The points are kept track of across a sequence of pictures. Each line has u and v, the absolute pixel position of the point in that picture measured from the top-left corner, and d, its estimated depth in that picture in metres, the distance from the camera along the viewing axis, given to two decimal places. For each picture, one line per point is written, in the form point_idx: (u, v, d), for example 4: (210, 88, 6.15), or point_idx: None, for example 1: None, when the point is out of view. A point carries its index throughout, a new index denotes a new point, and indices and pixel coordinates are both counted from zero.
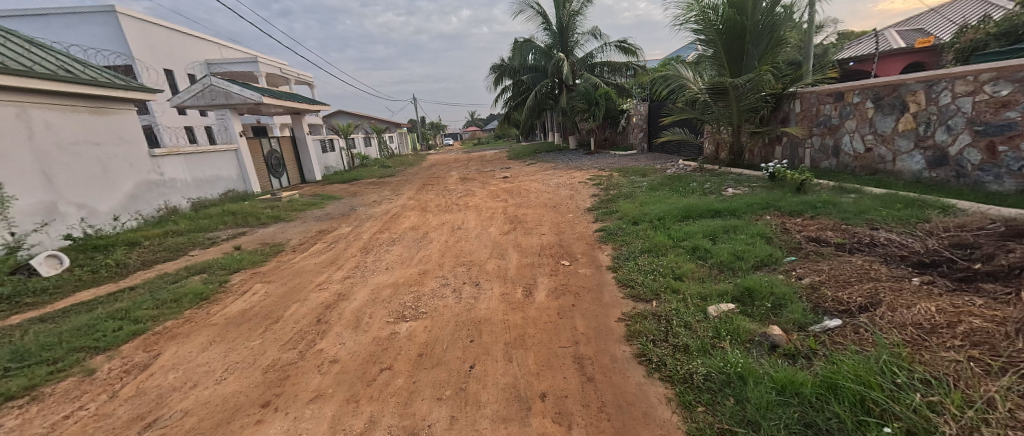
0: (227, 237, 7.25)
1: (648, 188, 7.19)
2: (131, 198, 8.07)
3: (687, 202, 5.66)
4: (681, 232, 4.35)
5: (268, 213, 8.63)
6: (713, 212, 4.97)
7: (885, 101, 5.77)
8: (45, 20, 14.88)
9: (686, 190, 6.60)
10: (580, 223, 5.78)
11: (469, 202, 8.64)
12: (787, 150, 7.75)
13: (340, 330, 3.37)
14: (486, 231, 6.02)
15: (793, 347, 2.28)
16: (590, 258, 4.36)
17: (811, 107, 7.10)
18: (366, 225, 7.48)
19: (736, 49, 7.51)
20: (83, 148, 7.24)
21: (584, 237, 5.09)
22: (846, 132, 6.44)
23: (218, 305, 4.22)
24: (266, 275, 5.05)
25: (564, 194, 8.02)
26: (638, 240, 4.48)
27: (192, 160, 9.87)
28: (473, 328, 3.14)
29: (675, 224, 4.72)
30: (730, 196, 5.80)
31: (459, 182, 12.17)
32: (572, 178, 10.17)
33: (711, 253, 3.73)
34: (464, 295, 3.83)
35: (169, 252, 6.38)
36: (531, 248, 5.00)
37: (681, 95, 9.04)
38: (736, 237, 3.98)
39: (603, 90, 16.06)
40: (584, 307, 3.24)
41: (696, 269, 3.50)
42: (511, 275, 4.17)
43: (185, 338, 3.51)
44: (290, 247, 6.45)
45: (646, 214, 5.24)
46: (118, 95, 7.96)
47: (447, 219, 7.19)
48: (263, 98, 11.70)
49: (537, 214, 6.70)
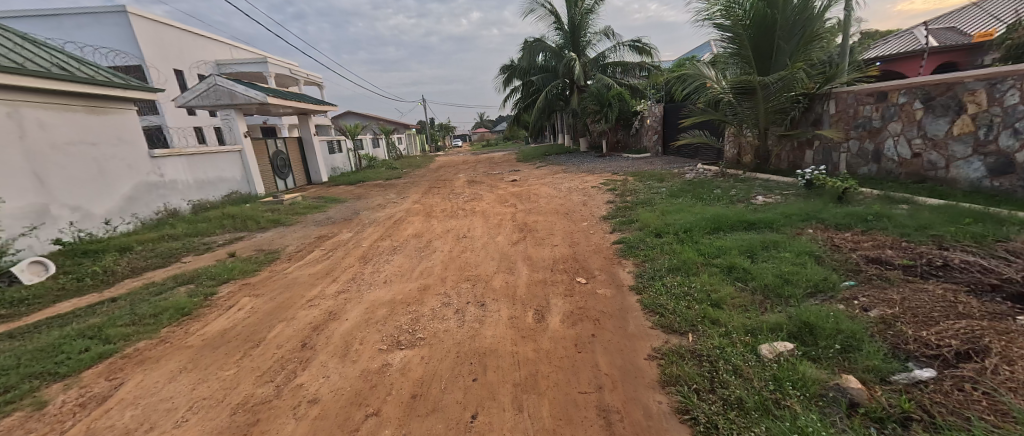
0: (224, 242, 6.89)
1: (667, 195, 6.69)
2: (128, 201, 7.78)
3: (714, 211, 5.16)
4: (712, 247, 3.88)
5: (268, 217, 8.31)
6: (745, 222, 4.48)
7: (937, 102, 5.23)
8: (59, 20, 14.83)
9: (710, 197, 6.11)
10: (596, 233, 5.31)
11: (476, 207, 8.22)
12: (818, 155, 7.17)
13: (326, 359, 2.97)
14: (494, 240, 5.60)
15: (880, 407, 1.84)
16: (609, 276, 3.89)
17: (848, 108, 6.54)
18: (368, 231, 7.09)
19: (766, 44, 7.02)
20: (79, 148, 6.96)
21: (601, 250, 4.62)
22: (889, 135, 5.89)
23: (199, 322, 3.83)
24: (256, 287, 4.67)
25: (577, 200, 7.55)
26: (663, 256, 3.99)
27: (194, 162, 9.59)
28: (477, 361, 2.71)
29: (704, 237, 4.22)
30: (761, 205, 5.28)
31: (466, 185, 11.81)
32: (584, 182, 9.67)
33: (751, 273, 3.26)
34: (468, 317, 3.41)
35: (161, 258, 6.04)
36: (543, 261, 4.55)
37: (703, 95, 8.51)
38: (778, 255, 3.48)
39: (615, 91, 15.54)
40: (606, 338, 2.79)
41: (735, 294, 3.04)
42: (520, 295, 3.73)
43: (155, 364, 3.13)
44: (286, 254, 6.08)
45: (669, 225, 4.74)
46: (117, 93, 7.68)
47: (452, 226, 6.76)
48: (269, 98, 11.41)
49: (548, 222, 6.27)
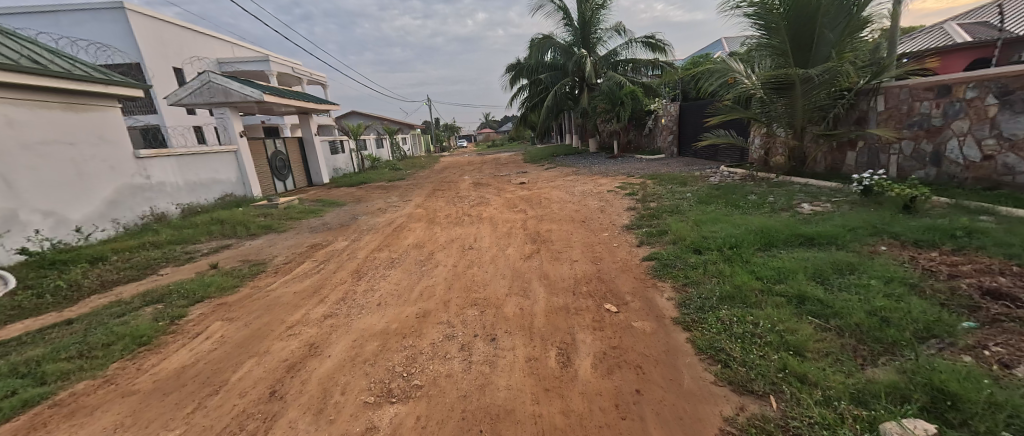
0: (209, 252, 6.29)
1: (696, 202, 6.03)
2: (111, 205, 7.20)
3: (758, 221, 4.50)
4: (767, 268, 3.25)
5: (259, 223, 7.71)
6: (800, 237, 3.85)
7: (1015, 96, 4.66)
8: (55, 17, 14.09)
9: (747, 205, 5.45)
10: (620, 246, 4.65)
11: (483, 213, 7.60)
12: (863, 157, 6.52)
13: (297, 416, 2.36)
14: (504, 253, 4.97)
15: None
16: (644, 303, 3.24)
17: (901, 104, 5.93)
18: (365, 240, 6.48)
19: (804, 34, 6.37)
20: (54, 148, 6.39)
21: (629, 269, 3.97)
22: (953, 135, 5.31)
23: (156, 356, 3.23)
24: (232, 309, 4.05)
25: (593, 206, 6.90)
26: (710, 279, 3.33)
27: (185, 163, 9.04)
28: (492, 431, 2.08)
29: (756, 255, 3.56)
30: (811, 216, 4.63)
31: (472, 188, 11.21)
32: (599, 185, 9.01)
33: (830, 306, 2.63)
34: (476, 358, 2.78)
35: (135, 270, 5.44)
36: (562, 281, 3.90)
37: (731, 92, 7.83)
38: (860, 282, 2.83)
39: (628, 89, 14.70)
40: (657, 396, 2.16)
41: (817, 335, 2.40)
42: (539, 327, 3.09)
43: (87, 416, 2.53)
44: (273, 267, 5.46)
45: (710, 239, 4.07)
46: (98, 89, 7.09)
47: (457, 235, 6.13)
48: (264, 96, 10.71)
49: (564, 231, 5.64)
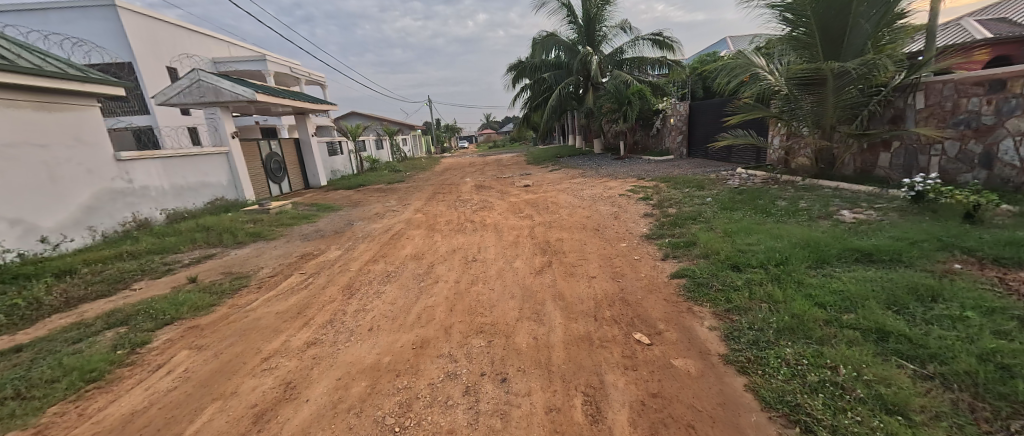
0: (190, 262, 5.79)
1: (720, 207, 5.52)
2: (87, 211, 6.69)
3: (799, 232, 3.98)
4: (827, 292, 2.76)
5: (248, 229, 7.20)
6: (854, 252, 3.36)
7: None
8: (45, 16, 13.24)
9: (780, 212, 4.94)
10: (642, 260, 4.14)
11: (486, 219, 7.10)
12: (900, 159, 6.03)
13: None
14: (512, 266, 4.47)
15: None
16: (682, 334, 2.73)
17: (945, 101, 5.44)
18: (359, 249, 5.97)
19: (836, 25, 5.89)
20: (23, 151, 5.91)
21: (656, 288, 3.46)
22: (1007, 135, 4.81)
23: (104, 398, 2.73)
24: (203, 333, 3.56)
25: (606, 212, 6.38)
26: (759, 305, 2.83)
27: (172, 166, 8.56)
28: None
29: (809, 275, 3.05)
30: (857, 225, 4.12)
31: (474, 191, 10.73)
32: (609, 189, 8.50)
33: (924, 347, 2.14)
34: (485, 406, 2.29)
35: (106, 285, 4.94)
36: (581, 304, 3.38)
37: (753, 89, 7.31)
38: (953, 315, 2.33)
39: (635, 87, 14.12)
40: None
41: (919, 388, 1.91)
42: (559, 364, 2.59)
43: None
44: (257, 280, 4.96)
45: (748, 254, 3.56)
46: (74, 87, 6.61)
47: (459, 244, 5.61)
48: (257, 96, 10.22)
49: (576, 240, 5.14)
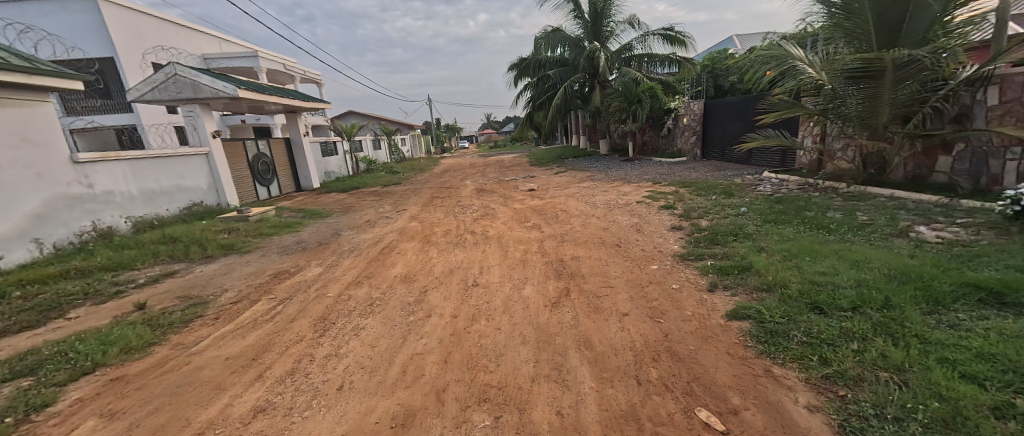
0: (146, 282, 4.98)
1: (764, 221, 4.71)
2: (35, 220, 5.89)
3: (885, 258, 3.15)
4: (973, 357, 1.97)
5: (220, 241, 6.38)
6: (974, 290, 2.56)
7: None
8: (20, 7, 12.14)
9: (843, 228, 4.12)
10: (683, 291, 3.33)
11: (488, 229, 6.29)
12: (965, 164, 5.24)
13: None
14: (521, 294, 3.67)
15: None
16: (770, 417, 1.93)
17: None
18: (343, 267, 5.15)
19: (895, 9, 5.10)
20: None
21: (713, 335, 2.64)
22: None
23: None
24: (124, 391, 2.74)
25: (626, 224, 5.56)
26: (876, 372, 2.02)
27: (141, 168, 7.77)
28: None
29: (931, 327, 2.25)
30: (949, 248, 3.31)
31: (475, 195, 9.92)
32: (623, 195, 7.69)
33: None
34: None
35: (35, 313, 4.12)
36: (615, 357, 2.56)
37: (789, 84, 6.50)
38: None
39: (646, 86, 13.25)
40: None
41: None
42: None
43: None
44: (215, 307, 4.15)
45: (832, 291, 2.75)
46: (20, 80, 5.80)
47: (458, 263, 4.80)
48: (240, 91, 9.37)
49: (596, 259, 4.35)
